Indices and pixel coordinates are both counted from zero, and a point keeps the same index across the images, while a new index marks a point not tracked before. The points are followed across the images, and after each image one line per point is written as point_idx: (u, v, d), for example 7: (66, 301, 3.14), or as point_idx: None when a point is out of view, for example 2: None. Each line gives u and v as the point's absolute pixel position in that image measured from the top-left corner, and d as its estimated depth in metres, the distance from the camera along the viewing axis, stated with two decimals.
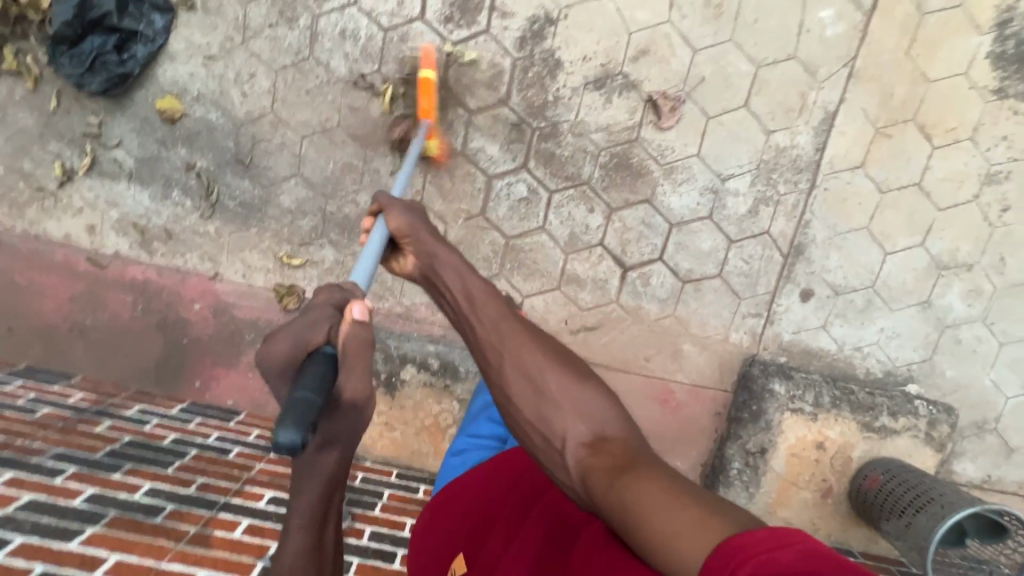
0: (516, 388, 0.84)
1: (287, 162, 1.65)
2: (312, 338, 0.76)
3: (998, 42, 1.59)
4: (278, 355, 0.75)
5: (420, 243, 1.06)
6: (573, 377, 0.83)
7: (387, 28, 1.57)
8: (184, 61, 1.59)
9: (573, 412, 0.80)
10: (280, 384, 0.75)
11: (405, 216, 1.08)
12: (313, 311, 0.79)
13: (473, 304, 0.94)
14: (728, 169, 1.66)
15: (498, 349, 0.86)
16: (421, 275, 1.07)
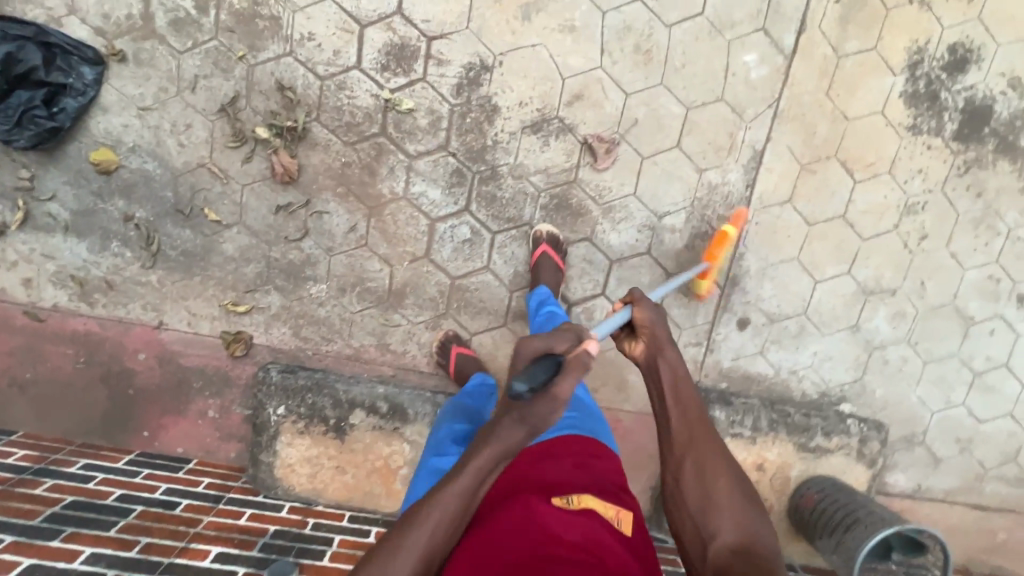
0: (686, 476, 1.08)
1: (228, 210, 1.65)
2: (557, 345, 0.97)
3: (911, 82, 1.68)
4: (533, 348, 0.95)
5: (653, 332, 1.24)
6: (736, 491, 1.04)
7: (323, 77, 1.58)
8: (118, 113, 1.57)
9: (728, 507, 1.02)
10: (519, 362, 0.96)
11: (652, 314, 1.24)
12: (564, 331, 1.00)
13: (676, 395, 1.16)
14: (664, 207, 1.72)
15: (681, 441, 1.11)
16: (631, 341, 1.29)
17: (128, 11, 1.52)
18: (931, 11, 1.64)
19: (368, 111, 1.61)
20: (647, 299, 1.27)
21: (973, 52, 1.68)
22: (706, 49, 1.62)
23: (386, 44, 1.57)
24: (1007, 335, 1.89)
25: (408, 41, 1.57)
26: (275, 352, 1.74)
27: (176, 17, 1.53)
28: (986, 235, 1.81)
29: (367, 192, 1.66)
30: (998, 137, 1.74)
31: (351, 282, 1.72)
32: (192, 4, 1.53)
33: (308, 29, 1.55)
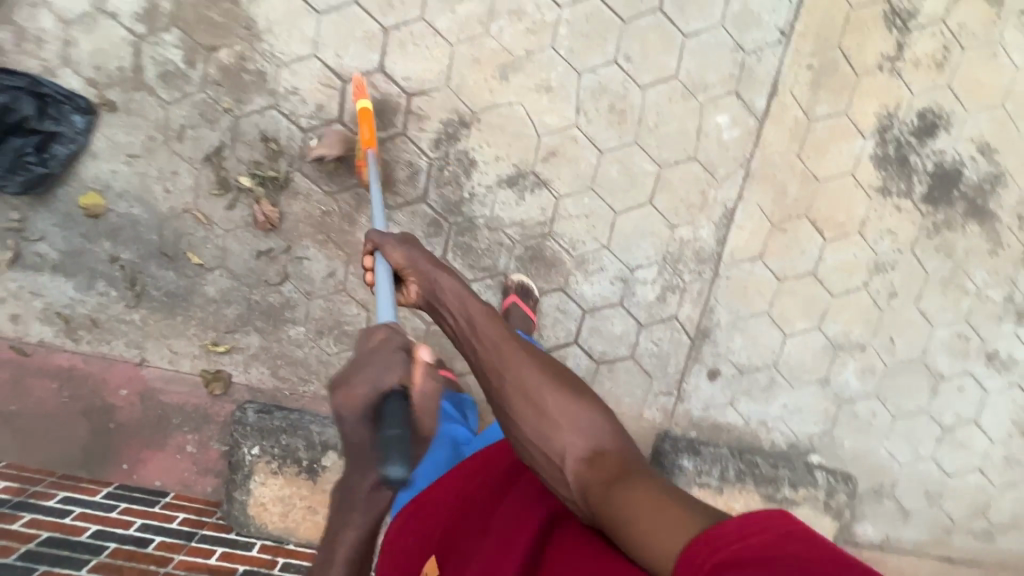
0: (521, 407, 0.93)
1: (211, 254, 1.70)
2: (383, 379, 0.79)
3: (880, 145, 1.72)
4: (358, 398, 0.78)
5: (416, 268, 1.11)
6: (569, 396, 0.93)
7: (307, 129, 1.63)
8: (107, 159, 1.63)
9: (567, 413, 0.91)
10: (361, 428, 0.78)
11: (402, 252, 1.12)
12: (387, 350, 0.82)
13: (472, 324, 1.02)
14: (636, 260, 1.76)
15: (492, 366, 0.97)
16: (404, 288, 1.16)
17: (120, 63, 1.58)
18: (901, 78, 1.68)
19: (349, 163, 1.66)
20: (395, 240, 1.14)
21: (942, 118, 1.72)
22: (679, 111, 1.67)
23: (368, 100, 1.63)
24: (976, 392, 1.92)
25: (389, 97, 1.62)
26: (253, 391, 1.79)
27: (166, 70, 1.59)
28: (955, 294, 1.84)
29: (346, 239, 1.71)
30: (967, 200, 1.77)
31: (329, 325, 1.76)
32: (181, 58, 1.58)
33: (293, 84, 1.61)
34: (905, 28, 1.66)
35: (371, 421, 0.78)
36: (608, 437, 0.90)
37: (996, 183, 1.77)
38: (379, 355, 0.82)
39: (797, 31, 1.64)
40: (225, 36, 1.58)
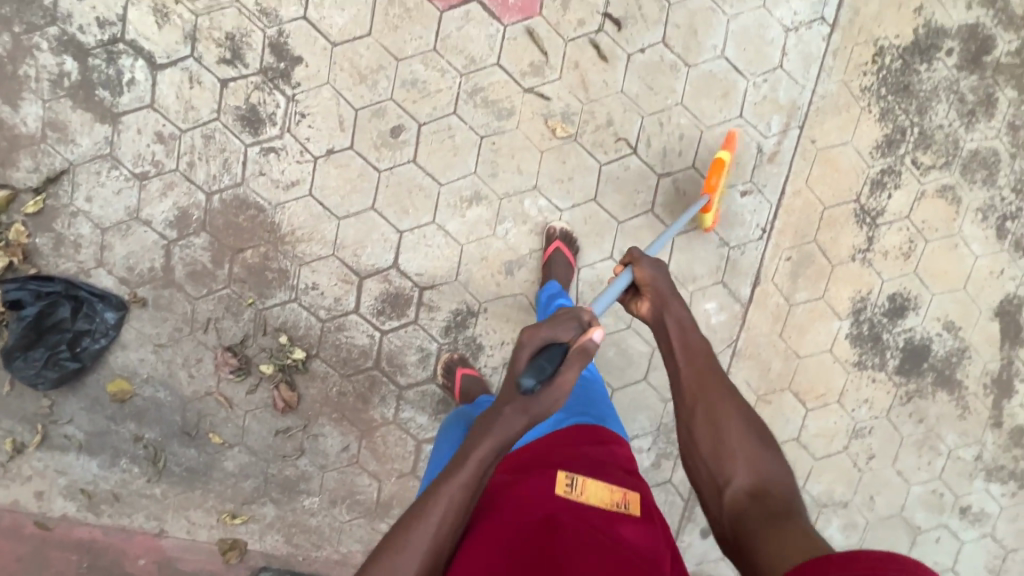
0: (700, 425, 1.04)
1: (231, 432, 1.79)
2: (562, 335, 0.96)
3: (855, 325, 1.87)
4: (535, 339, 0.94)
5: (657, 286, 1.22)
6: (759, 445, 1.01)
7: (325, 319, 1.75)
8: (135, 348, 1.73)
9: (743, 452, 1.00)
10: (523, 354, 0.93)
11: (652, 270, 1.23)
12: (564, 317, 0.98)
13: (687, 347, 1.13)
14: (632, 430, 1.87)
15: (694, 391, 1.07)
16: (635, 299, 1.28)
17: (151, 263, 1.69)
18: (872, 266, 1.84)
19: (364, 348, 1.77)
20: (646, 257, 1.26)
21: (910, 300, 1.87)
22: (670, 298, 1.81)
23: (383, 293, 1.74)
24: (952, 542, 2.02)
25: (403, 290, 1.75)
26: (267, 558, 1.85)
27: (194, 269, 1.70)
28: (929, 455, 1.97)
29: (360, 416, 1.81)
30: (936, 371, 1.92)
31: (341, 495, 1.84)
32: (209, 258, 1.70)
33: (313, 280, 1.73)
34: (875, 224, 1.82)
35: (530, 355, 0.93)
36: (782, 484, 0.97)
37: (961, 355, 1.92)
38: (556, 320, 0.98)
39: (777, 228, 1.80)
40: (251, 238, 1.70)
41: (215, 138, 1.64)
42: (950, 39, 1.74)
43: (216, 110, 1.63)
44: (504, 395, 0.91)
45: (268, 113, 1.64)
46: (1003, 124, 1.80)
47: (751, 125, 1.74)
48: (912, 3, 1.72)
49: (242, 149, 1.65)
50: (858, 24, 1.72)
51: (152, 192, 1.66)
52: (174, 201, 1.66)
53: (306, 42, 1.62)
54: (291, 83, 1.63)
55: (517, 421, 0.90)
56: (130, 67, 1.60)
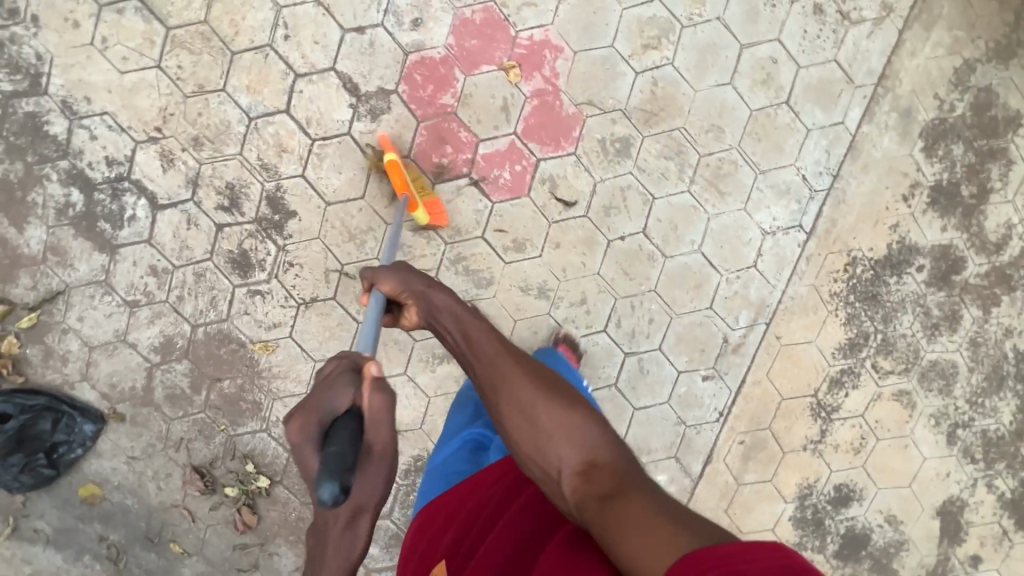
0: (511, 414, 0.86)
1: (192, 542, 1.87)
2: (339, 403, 0.77)
3: (800, 508, 1.93)
4: (305, 421, 0.76)
5: (411, 289, 1.02)
6: (554, 403, 0.85)
7: (291, 450, 1.83)
8: (109, 457, 1.81)
9: (549, 416, 0.84)
10: (307, 452, 0.74)
11: (395, 279, 1.02)
12: (336, 372, 0.79)
13: (468, 341, 0.94)
14: None
15: (489, 386, 0.90)
16: (402, 313, 1.08)
17: (133, 383, 1.77)
18: (822, 456, 1.91)
19: None
20: (387, 267, 1.04)
21: (855, 491, 1.93)
22: None
23: None
24: None
25: None
26: None
27: (173, 392, 1.78)
28: None
29: None
30: (874, 559, 1.98)
31: None
32: (187, 384, 1.78)
33: (284, 414, 1.81)
34: (829, 417, 1.88)
35: (319, 446, 0.74)
36: (608, 443, 0.82)
37: (900, 547, 1.98)
38: (329, 379, 0.79)
39: (733, 412, 1.86)
40: (230, 370, 1.78)
41: (206, 276, 1.72)
42: (923, 256, 1.79)
43: (210, 251, 1.71)
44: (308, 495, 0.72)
45: (258, 259, 1.72)
46: (965, 340, 1.85)
47: (720, 316, 1.80)
48: (889, 219, 1.77)
49: (230, 289, 1.73)
50: (834, 234, 1.77)
51: (140, 319, 1.74)
52: (160, 329, 1.75)
53: (301, 199, 1.69)
54: (282, 234, 1.71)
55: (360, 527, 0.70)
56: (132, 204, 1.68)
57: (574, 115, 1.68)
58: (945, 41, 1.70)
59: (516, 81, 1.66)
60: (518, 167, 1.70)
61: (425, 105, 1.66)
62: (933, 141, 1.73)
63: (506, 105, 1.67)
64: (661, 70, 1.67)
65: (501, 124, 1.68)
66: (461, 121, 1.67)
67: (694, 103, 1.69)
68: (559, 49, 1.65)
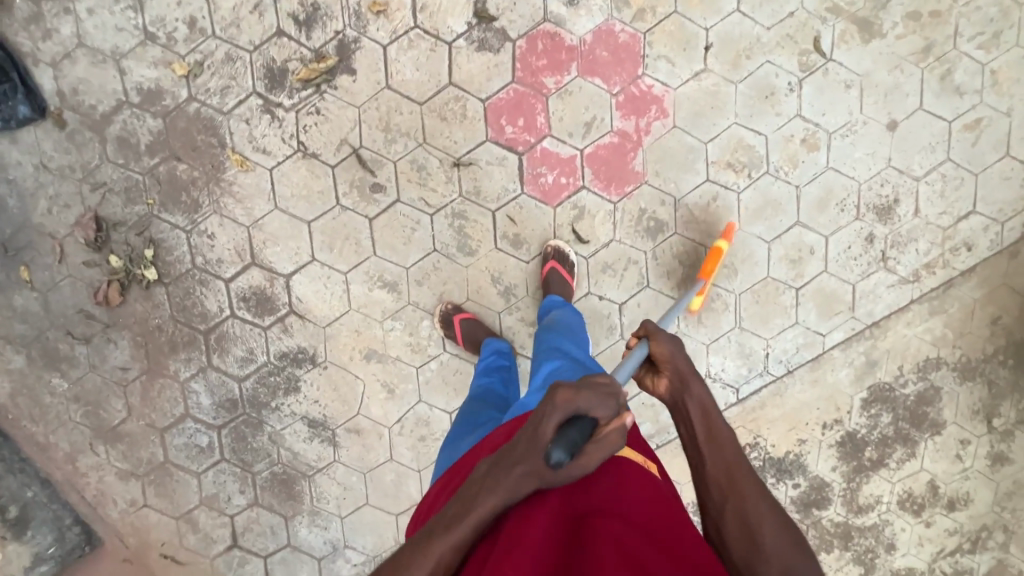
0: (732, 526, 0.93)
1: (43, 279, 1.74)
2: (594, 409, 0.90)
3: None
4: (569, 402, 0.88)
5: (675, 367, 1.11)
6: (789, 541, 0.91)
7: (196, 265, 1.74)
8: (21, 151, 1.67)
9: (771, 545, 0.90)
10: (553, 418, 0.87)
11: (670, 347, 1.12)
12: (603, 390, 0.92)
13: (711, 437, 1.01)
14: (352, 541, 1.93)
15: (722, 485, 0.96)
16: (653, 375, 1.16)
17: (96, 103, 1.64)
18: None
19: (206, 313, 1.77)
20: (666, 334, 1.14)
21: None
22: None
23: (258, 287, 1.76)
24: None
25: (275, 299, 1.77)
26: None
27: (126, 138, 1.66)
28: None
29: (158, 356, 1.80)
30: None
31: (87, 398, 1.82)
32: (145, 141, 1.67)
33: (213, 231, 1.72)
34: None
35: (564, 419, 0.87)
36: None
37: None
38: (596, 390, 0.92)
39: None
40: (193, 158, 1.68)
41: (234, 64, 1.63)
42: (805, 478, 1.95)
43: (255, 46, 1.62)
44: (528, 449, 0.86)
45: (292, 85, 1.65)
46: None
47: None
48: (801, 433, 1.92)
49: (247, 91, 1.65)
50: (755, 413, 1.90)
51: (146, 55, 1.62)
52: (157, 76, 1.63)
53: (368, 65, 1.64)
54: (329, 82, 1.65)
55: (530, 483, 0.84)
56: None
57: (637, 174, 1.72)
58: (936, 332, 1.87)
59: (614, 111, 1.69)
60: (563, 179, 1.72)
61: (528, 72, 1.65)
62: (873, 398, 1.90)
63: (591, 123, 1.69)
64: (727, 192, 1.75)
65: (575, 135, 1.69)
66: (546, 107, 1.68)
67: (730, 236, 1.77)
68: (664, 114, 1.70)
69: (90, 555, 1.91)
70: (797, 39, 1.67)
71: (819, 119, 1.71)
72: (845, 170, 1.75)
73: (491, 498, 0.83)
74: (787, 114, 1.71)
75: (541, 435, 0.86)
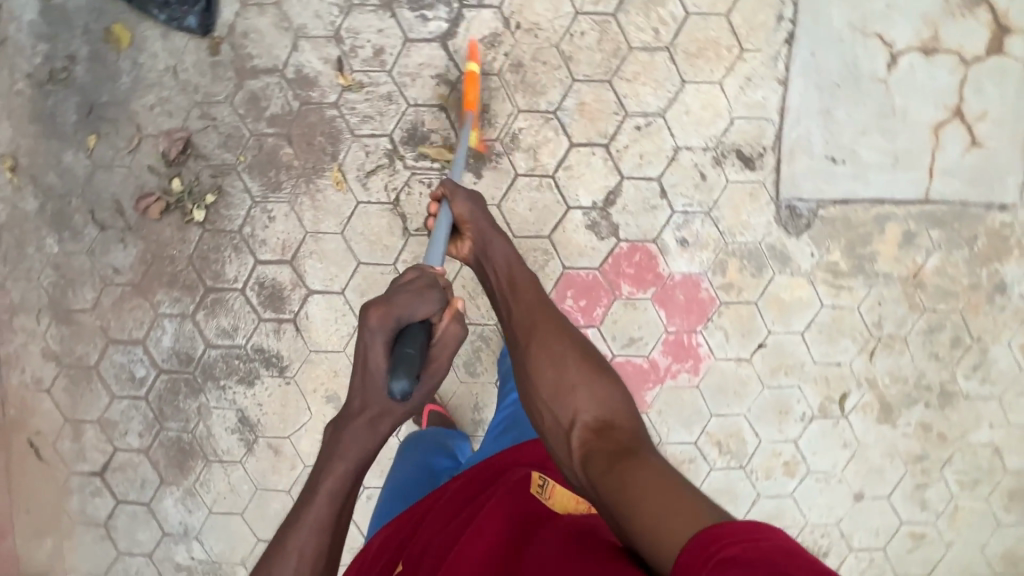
0: (542, 367, 1.02)
1: (103, 156, 1.74)
2: (419, 311, 0.97)
3: None
4: (385, 315, 0.94)
5: (475, 225, 1.27)
6: (593, 372, 0.99)
7: (241, 232, 1.76)
8: (164, 48, 1.69)
9: (574, 374, 0.98)
10: (377, 342, 0.93)
11: (468, 207, 1.27)
12: (421, 289, 1.00)
13: (513, 283, 1.19)
14: (203, 537, 1.91)
15: (527, 335, 1.07)
16: (457, 240, 1.33)
17: (254, 55, 1.69)
18: None
19: (221, 274, 1.78)
20: (465, 193, 1.28)
21: None
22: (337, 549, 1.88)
23: (278, 283, 1.78)
24: None
25: (286, 301, 1.79)
26: None
27: (259, 97, 1.70)
28: None
29: (153, 279, 1.79)
30: None
31: (65, 273, 1.80)
32: (272, 110, 1.71)
33: (275, 215, 1.75)
34: None
35: (391, 336, 0.94)
36: (627, 416, 0.93)
37: None
38: (415, 292, 0.99)
39: None
40: (302, 150, 1.72)
41: (389, 104, 1.69)
42: None
43: (415, 103, 1.69)
44: (364, 379, 0.94)
45: (422, 152, 1.71)
46: None
47: None
48: None
49: (384, 131, 1.71)
50: None
51: (323, 49, 1.68)
52: (320, 69, 1.69)
53: (493, 179, 1.72)
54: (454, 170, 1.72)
55: (377, 425, 0.93)
56: (437, 14, 1.66)
57: (644, 401, 1.82)
58: None
59: (658, 343, 1.80)
60: None
61: (614, 270, 1.76)
62: None
63: (635, 340, 1.79)
64: (702, 462, 1.86)
65: (617, 340, 1.79)
66: (609, 306, 1.78)
67: None
68: (694, 372, 1.81)
69: None
70: (831, 384, 1.82)
71: (808, 455, 1.85)
72: (802, 506, 1.87)
73: (332, 482, 0.90)
74: (787, 435, 1.84)
75: (373, 354, 0.93)
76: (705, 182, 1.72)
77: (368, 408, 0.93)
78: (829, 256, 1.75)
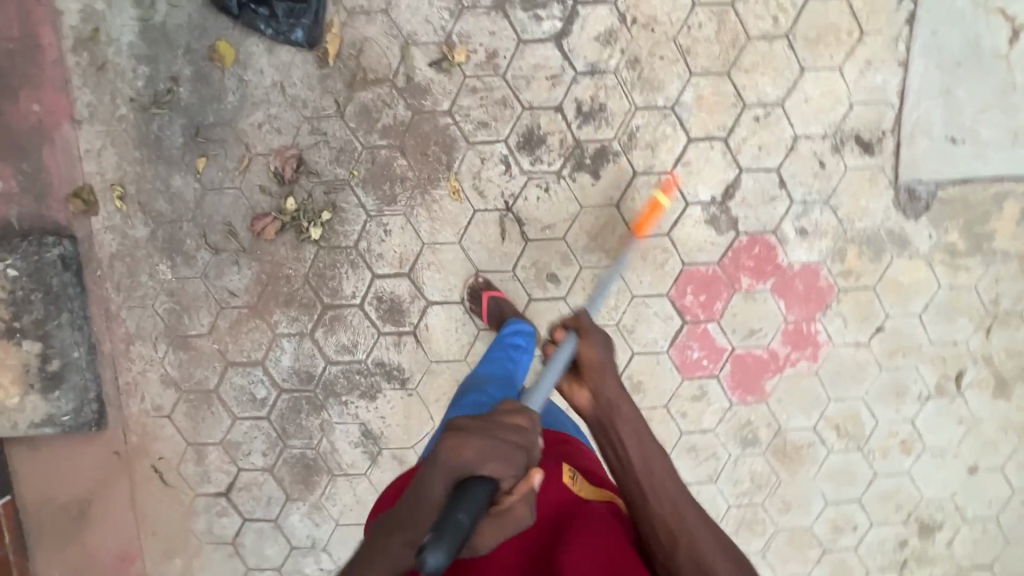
0: (673, 531, 0.91)
1: (211, 178, 1.70)
2: (491, 468, 0.76)
3: None
4: (457, 462, 0.76)
5: (598, 376, 1.14)
6: (727, 548, 0.91)
7: (357, 247, 1.74)
8: (270, 63, 1.64)
9: (705, 547, 0.89)
10: (433, 487, 0.77)
11: (599, 354, 1.16)
12: (509, 438, 0.79)
13: (638, 438, 1.02)
14: (331, 548, 1.93)
15: (644, 480, 0.97)
16: (571, 376, 1.19)
17: (363, 66, 1.64)
18: None
19: (339, 290, 1.77)
20: (598, 339, 1.19)
21: None
22: None
23: (396, 296, 1.77)
24: None
25: (405, 313, 1.78)
26: (88, 239, 1.73)
27: (370, 109, 1.66)
28: None
29: (269, 300, 1.78)
30: None
31: (180, 298, 1.78)
32: (384, 122, 1.67)
33: (391, 227, 1.73)
34: None
35: (451, 485, 0.76)
36: None
37: None
38: (501, 440, 0.79)
39: None
40: (417, 160, 1.69)
41: (504, 108, 1.66)
42: None
43: (530, 106, 1.66)
44: (408, 515, 0.78)
45: (539, 156, 1.69)
46: None
47: None
48: None
49: (499, 136, 1.68)
50: None
51: (434, 54, 1.64)
52: (431, 77, 1.65)
53: (611, 179, 1.70)
54: (571, 171, 1.70)
55: (407, 552, 0.77)
56: (550, 14, 1.62)
57: (764, 390, 1.84)
58: None
59: (778, 333, 1.81)
60: (704, 361, 1.82)
61: (733, 263, 1.76)
62: None
63: (755, 332, 1.80)
64: (820, 446, 1.88)
65: (736, 333, 1.80)
66: (729, 299, 1.78)
67: (801, 481, 1.90)
68: (814, 359, 1.83)
69: (88, 432, 1.85)
70: (947, 363, 1.84)
71: (924, 432, 1.88)
72: (918, 482, 1.91)
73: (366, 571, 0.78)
74: (904, 415, 1.87)
75: (426, 505, 0.77)
76: (825, 170, 1.71)
77: (406, 546, 0.77)
78: (947, 237, 1.75)
